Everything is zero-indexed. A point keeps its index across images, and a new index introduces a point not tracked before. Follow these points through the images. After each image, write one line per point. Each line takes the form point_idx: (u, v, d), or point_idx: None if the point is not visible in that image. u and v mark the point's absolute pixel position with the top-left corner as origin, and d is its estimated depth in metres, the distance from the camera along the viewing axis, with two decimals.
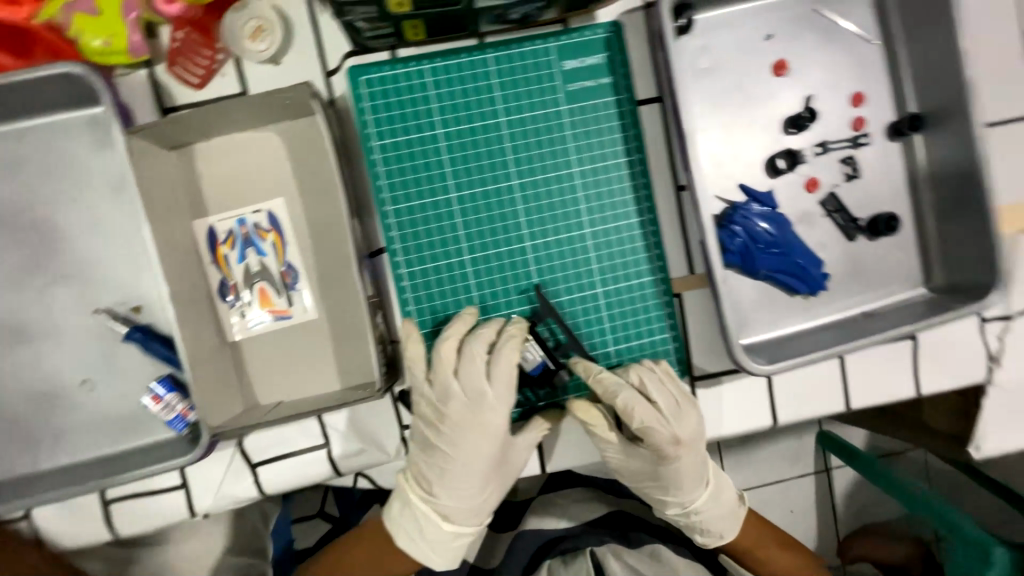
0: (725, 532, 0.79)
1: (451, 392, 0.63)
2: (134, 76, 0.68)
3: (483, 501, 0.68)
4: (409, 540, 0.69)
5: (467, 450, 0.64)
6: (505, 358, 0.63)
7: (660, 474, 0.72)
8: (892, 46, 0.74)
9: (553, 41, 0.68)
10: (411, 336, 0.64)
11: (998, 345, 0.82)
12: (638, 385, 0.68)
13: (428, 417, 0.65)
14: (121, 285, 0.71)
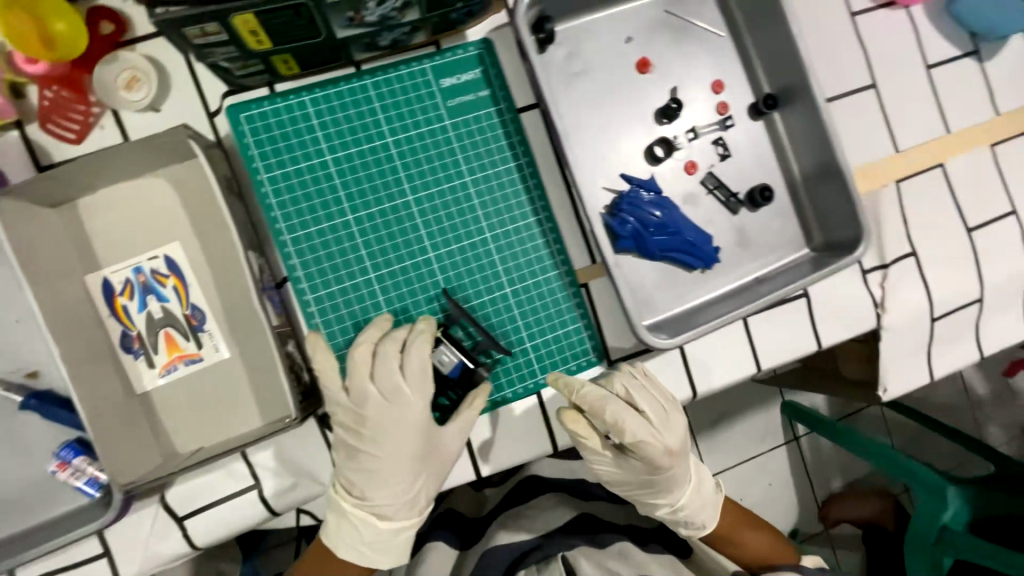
0: (708, 525, 0.82)
1: (367, 395, 0.65)
2: (3, 138, 0.67)
3: (415, 494, 0.69)
4: (350, 549, 0.69)
5: (391, 448, 0.66)
6: (415, 355, 0.65)
7: (650, 479, 0.75)
8: (741, 38, 0.82)
9: (426, 62, 0.72)
10: (317, 346, 0.64)
11: (881, 293, 0.89)
12: (625, 395, 0.71)
13: (348, 423, 0.66)
14: (13, 352, 0.68)
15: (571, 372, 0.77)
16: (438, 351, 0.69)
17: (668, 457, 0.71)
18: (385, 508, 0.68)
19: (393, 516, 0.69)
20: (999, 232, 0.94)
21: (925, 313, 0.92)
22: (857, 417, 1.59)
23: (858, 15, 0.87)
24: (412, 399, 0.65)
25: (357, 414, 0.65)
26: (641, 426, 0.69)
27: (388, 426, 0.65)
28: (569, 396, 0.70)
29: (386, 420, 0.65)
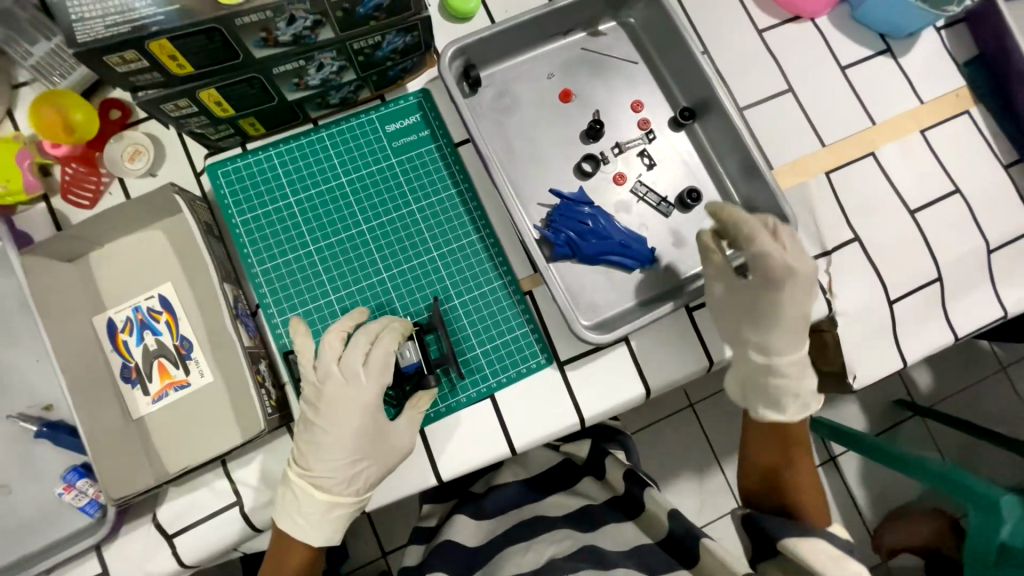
0: (792, 412, 0.78)
1: (329, 375, 0.72)
2: (32, 210, 0.82)
3: (356, 473, 0.72)
4: (290, 520, 0.71)
5: (340, 424, 0.71)
6: (380, 347, 0.72)
7: (765, 313, 0.76)
8: (653, 63, 0.92)
9: (373, 112, 0.85)
10: (297, 330, 0.73)
11: (827, 279, 0.90)
12: (773, 229, 0.77)
13: (309, 397, 0.73)
14: (33, 389, 0.79)
15: (523, 373, 0.81)
16: (406, 342, 0.77)
17: (785, 286, 0.74)
18: (326, 480, 0.71)
19: (332, 490, 0.72)
20: (948, 210, 0.96)
21: (881, 296, 0.91)
22: (901, 426, 1.56)
23: (765, 32, 0.96)
24: (368, 386, 0.72)
25: (318, 389, 0.72)
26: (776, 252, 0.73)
27: (346, 407, 0.71)
28: (717, 215, 0.78)
29: (345, 404, 0.71)
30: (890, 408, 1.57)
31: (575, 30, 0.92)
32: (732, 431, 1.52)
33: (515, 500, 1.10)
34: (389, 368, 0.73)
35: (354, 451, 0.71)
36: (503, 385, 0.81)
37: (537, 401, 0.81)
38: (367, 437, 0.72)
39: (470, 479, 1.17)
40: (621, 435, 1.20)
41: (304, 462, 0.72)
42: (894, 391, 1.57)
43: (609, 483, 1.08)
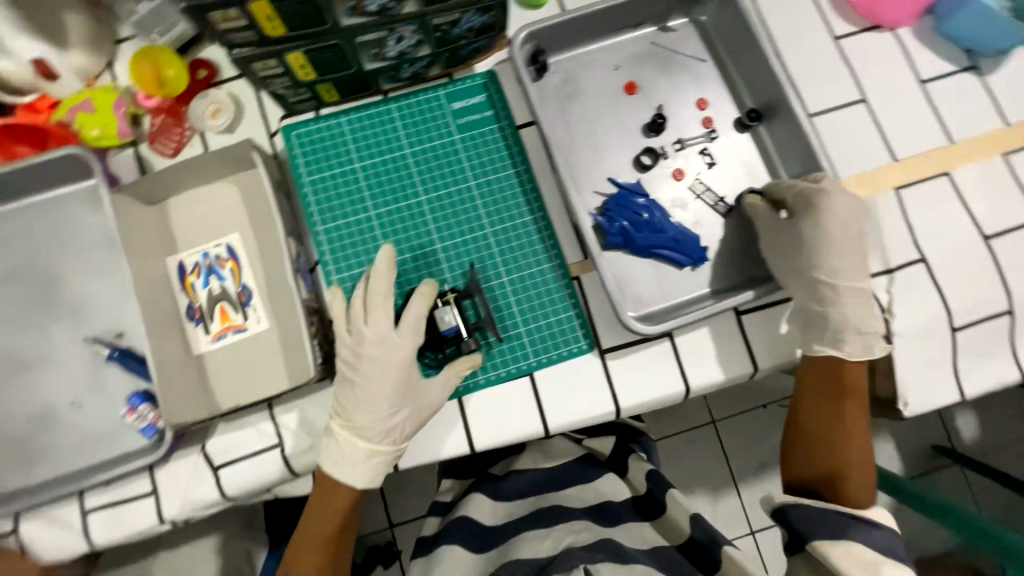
0: (853, 351, 0.77)
1: (363, 336, 0.75)
2: (122, 154, 0.88)
3: (393, 425, 0.75)
4: (336, 467, 0.75)
5: (377, 382, 0.74)
6: (413, 309, 0.76)
7: (822, 246, 0.78)
8: (723, 62, 0.91)
9: (441, 89, 0.87)
10: (335, 298, 0.77)
11: (885, 299, 0.88)
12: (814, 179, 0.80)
13: (346, 357, 0.76)
14: (108, 317, 0.86)
15: (563, 356, 0.83)
16: (444, 309, 0.79)
17: (825, 211, 0.77)
18: (365, 430, 0.75)
19: (371, 439, 0.75)
20: None
21: (938, 323, 0.88)
22: (935, 472, 1.49)
23: (842, 39, 0.93)
24: (403, 343, 0.75)
25: (356, 351, 0.75)
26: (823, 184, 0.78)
27: (381, 367, 0.74)
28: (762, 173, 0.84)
29: (383, 365, 0.74)
30: (927, 452, 1.50)
31: (645, 24, 0.91)
32: (753, 452, 1.48)
33: (534, 487, 1.10)
34: (422, 328, 0.77)
35: (390, 403, 0.74)
36: (541, 365, 0.83)
37: (571, 383, 0.83)
38: (406, 398, 0.75)
39: (491, 460, 1.17)
40: (644, 437, 1.19)
41: (346, 415, 0.76)
42: (933, 434, 1.50)
43: (631, 484, 1.10)
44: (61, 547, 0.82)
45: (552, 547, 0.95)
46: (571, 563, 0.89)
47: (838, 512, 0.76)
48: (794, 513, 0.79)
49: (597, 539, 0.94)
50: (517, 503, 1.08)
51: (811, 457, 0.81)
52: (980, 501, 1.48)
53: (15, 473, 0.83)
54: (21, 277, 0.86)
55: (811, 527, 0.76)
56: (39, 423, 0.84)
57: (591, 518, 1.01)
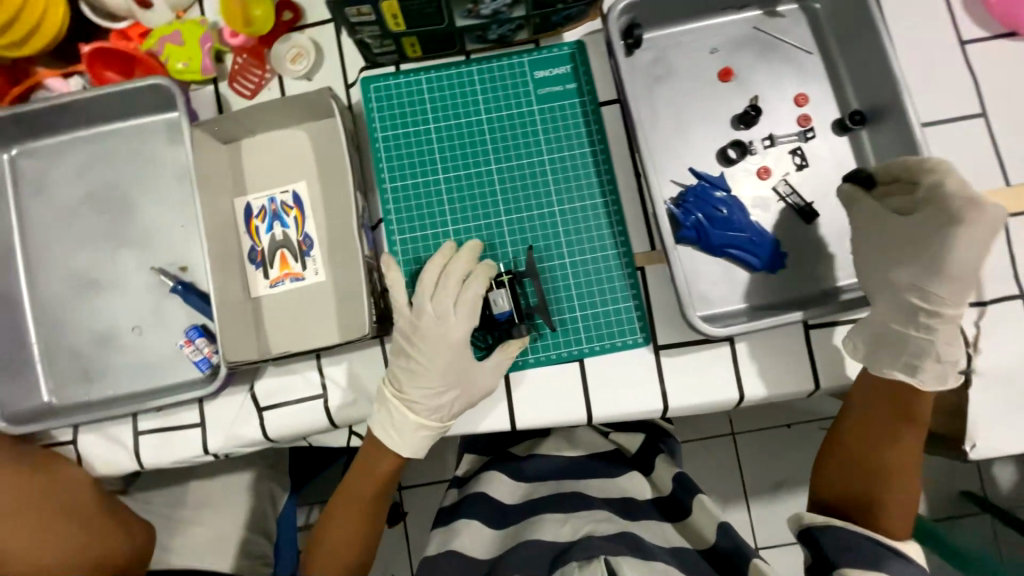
0: (927, 380, 0.71)
1: (423, 310, 0.76)
2: (203, 90, 0.89)
3: (442, 404, 0.77)
4: (386, 434, 0.78)
5: (434, 360, 0.75)
6: (473, 289, 0.76)
7: (929, 254, 0.69)
8: (830, 56, 0.84)
9: (525, 56, 0.84)
10: (390, 267, 0.77)
11: (975, 332, 0.81)
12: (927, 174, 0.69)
13: (404, 329, 0.77)
14: (173, 249, 0.88)
15: (617, 347, 0.80)
16: (498, 291, 0.78)
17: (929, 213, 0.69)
18: (416, 405, 0.76)
19: (421, 413, 0.77)
20: None
21: None
22: (961, 520, 1.36)
23: (968, 44, 0.84)
24: (459, 323, 0.76)
25: (414, 325, 0.76)
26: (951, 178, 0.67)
27: (438, 346, 0.75)
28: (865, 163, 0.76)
29: (440, 344, 0.75)
30: (954, 497, 1.37)
31: (750, 7, 0.85)
32: (770, 470, 1.39)
33: (557, 473, 1.07)
34: (479, 310, 0.78)
35: (442, 381, 0.75)
36: (593, 353, 0.80)
37: (619, 377, 0.80)
38: (458, 376, 0.76)
39: (514, 439, 1.15)
40: (670, 438, 1.14)
41: (398, 385, 0.76)
42: (964, 480, 1.37)
43: (654, 483, 1.06)
44: (112, 463, 0.86)
45: (571, 533, 0.92)
46: (591, 553, 0.84)
47: (870, 540, 0.72)
48: (826, 538, 0.74)
49: (619, 532, 0.90)
50: (537, 485, 1.06)
51: (849, 479, 0.77)
52: (1007, 561, 1.33)
53: (79, 386, 0.87)
54: (99, 202, 0.89)
55: (843, 554, 0.72)
56: (103, 342, 0.87)
57: (613, 510, 0.98)
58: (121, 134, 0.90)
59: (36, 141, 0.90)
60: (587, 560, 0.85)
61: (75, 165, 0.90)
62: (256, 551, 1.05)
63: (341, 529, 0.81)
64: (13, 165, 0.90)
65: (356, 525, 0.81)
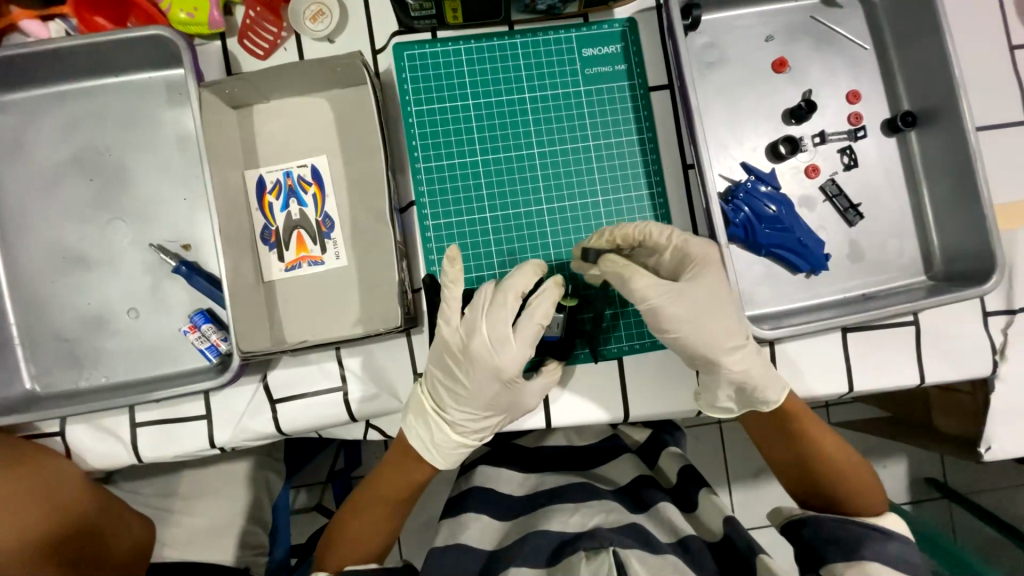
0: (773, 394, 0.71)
1: (476, 331, 0.68)
2: (209, 46, 0.79)
3: (484, 425, 0.74)
4: (422, 448, 0.74)
5: (481, 386, 0.70)
6: (532, 318, 0.69)
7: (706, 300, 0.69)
8: (885, 52, 0.81)
9: (573, 32, 0.79)
10: (456, 261, 0.70)
11: (1001, 340, 0.81)
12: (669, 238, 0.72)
13: (454, 350, 0.69)
14: (175, 225, 0.79)
15: (655, 346, 0.79)
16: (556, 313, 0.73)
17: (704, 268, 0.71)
18: (459, 423, 0.73)
19: (462, 431, 0.74)
20: None
21: None
22: (919, 503, 1.33)
23: (1017, 49, 0.82)
24: (514, 352, 0.68)
25: (465, 349, 0.69)
26: (684, 238, 0.71)
27: (488, 374, 0.69)
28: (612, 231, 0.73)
29: (490, 370, 0.69)
30: (920, 483, 1.33)
31: None
32: (752, 456, 1.34)
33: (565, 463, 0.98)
34: (537, 339, 0.70)
35: (487, 406, 0.72)
36: (634, 351, 0.79)
37: (655, 379, 0.78)
38: (503, 400, 0.71)
39: (519, 429, 1.04)
40: (676, 429, 1.06)
41: (442, 400, 0.72)
42: (929, 467, 1.34)
43: (661, 474, 0.96)
44: (107, 456, 0.79)
45: (580, 523, 0.82)
46: (599, 542, 0.74)
47: (848, 521, 0.69)
48: (806, 530, 0.71)
49: (629, 525, 0.79)
50: (544, 476, 0.95)
51: (793, 485, 0.77)
52: (961, 542, 1.32)
53: (67, 372, 0.79)
54: (87, 167, 0.79)
55: (828, 545, 0.68)
56: (94, 324, 0.79)
57: (624, 504, 0.87)
58: (113, 90, 0.79)
59: (11, 95, 0.79)
60: (595, 549, 0.74)
61: (57, 124, 0.79)
62: (253, 542, 0.98)
63: (358, 531, 0.76)
64: None
65: (375, 529, 0.76)
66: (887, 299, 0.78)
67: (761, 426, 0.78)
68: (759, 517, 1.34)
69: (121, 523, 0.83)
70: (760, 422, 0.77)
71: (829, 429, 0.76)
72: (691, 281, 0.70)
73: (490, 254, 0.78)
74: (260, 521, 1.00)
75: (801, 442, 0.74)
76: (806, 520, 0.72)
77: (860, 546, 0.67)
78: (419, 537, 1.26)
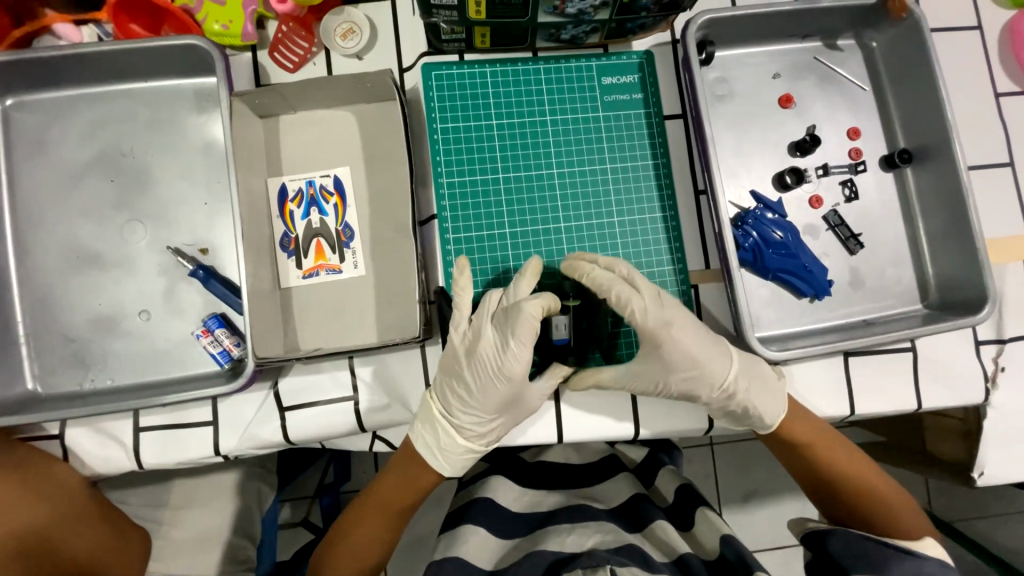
0: (770, 414, 0.73)
1: (483, 334, 0.70)
2: (240, 56, 0.81)
3: (489, 430, 0.74)
4: (429, 454, 0.75)
5: (489, 390, 0.71)
6: (528, 313, 0.67)
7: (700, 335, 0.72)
8: (883, 93, 0.87)
9: (594, 61, 0.83)
10: (464, 270, 0.71)
11: (993, 369, 0.84)
12: (622, 301, 0.70)
13: (464, 352, 0.71)
14: (194, 229, 0.80)
15: None
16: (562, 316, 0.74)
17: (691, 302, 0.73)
18: (466, 428, 0.73)
19: (469, 436, 0.75)
20: None
21: None
22: None
23: (1002, 96, 0.88)
24: (520, 352, 0.69)
25: (472, 351, 0.70)
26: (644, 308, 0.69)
27: (495, 378, 0.70)
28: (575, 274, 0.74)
29: (495, 374, 0.70)
30: None
31: (812, 37, 0.87)
32: (745, 479, 1.36)
33: (568, 476, 0.98)
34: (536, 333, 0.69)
35: (494, 410, 0.72)
36: None
37: (663, 399, 0.81)
38: (510, 404, 0.72)
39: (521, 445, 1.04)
40: (673, 450, 1.07)
41: (448, 405, 0.73)
42: (917, 496, 1.35)
43: (658, 492, 0.97)
44: (107, 462, 0.78)
45: (578, 543, 0.80)
46: (597, 560, 0.72)
47: (877, 541, 0.70)
48: (831, 541, 0.72)
49: (624, 545, 0.78)
50: (546, 495, 0.94)
51: (826, 508, 0.78)
52: None
53: (71, 373, 0.77)
54: (110, 168, 0.79)
55: (853, 558, 0.69)
56: (103, 325, 0.78)
57: (620, 524, 0.85)
58: (140, 94, 0.81)
59: (38, 93, 0.80)
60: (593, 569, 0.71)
61: (82, 125, 0.80)
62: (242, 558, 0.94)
63: (355, 543, 0.75)
64: (5, 118, 0.79)
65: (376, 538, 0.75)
66: (884, 327, 0.82)
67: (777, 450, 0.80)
68: (751, 541, 1.34)
69: (129, 535, 0.81)
70: (774, 446, 0.80)
71: (848, 446, 0.78)
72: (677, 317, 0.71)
73: (507, 267, 0.80)
74: (249, 536, 0.96)
75: (819, 460, 0.76)
76: (832, 531, 0.73)
77: (887, 565, 0.67)
78: (410, 556, 1.23)
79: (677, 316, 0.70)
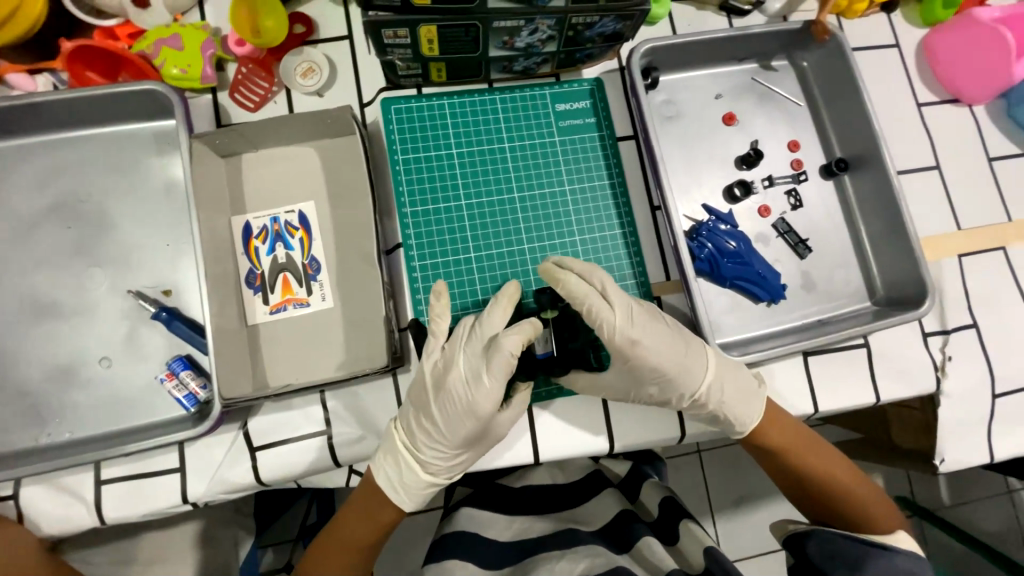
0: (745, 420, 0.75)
1: (455, 364, 0.70)
2: (199, 99, 0.82)
3: (453, 464, 0.74)
4: (390, 489, 0.73)
5: (452, 425, 0.70)
6: (505, 348, 0.68)
7: (673, 348, 0.72)
8: (817, 108, 0.94)
9: (547, 89, 0.87)
10: (441, 296, 0.73)
11: (942, 358, 0.89)
12: (593, 314, 0.71)
13: (434, 381, 0.71)
14: (156, 270, 0.79)
15: None
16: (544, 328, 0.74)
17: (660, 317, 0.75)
18: (431, 463, 0.73)
19: (432, 471, 0.74)
20: None
21: (984, 387, 0.89)
22: None
23: (923, 105, 0.96)
24: (490, 389, 0.68)
25: (442, 381, 0.70)
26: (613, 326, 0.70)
27: (462, 414, 0.69)
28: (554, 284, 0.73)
29: (461, 410, 0.69)
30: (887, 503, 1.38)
31: (749, 60, 0.94)
32: (729, 483, 1.37)
33: (552, 497, 0.97)
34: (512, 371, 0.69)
35: (457, 446, 0.71)
36: None
37: (636, 411, 0.83)
38: (473, 440, 0.71)
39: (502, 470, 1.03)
40: (656, 461, 1.08)
41: (413, 438, 0.72)
42: (895, 486, 1.39)
43: (643, 507, 0.97)
44: (67, 520, 0.74)
45: (568, 570, 0.79)
46: None
47: (855, 538, 0.72)
48: (809, 544, 0.74)
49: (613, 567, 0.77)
50: (529, 518, 0.93)
51: (815, 514, 0.79)
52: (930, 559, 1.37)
53: (25, 428, 0.74)
54: (66, 214, 0.78)
55: (830, 560, 0.71)
56: (61, 376, 0.75)
57: (607, 546, 0.85)
58: (97, 139, 0.80)
59: None
60: None
61: (36, 173, 0.79)
62: None
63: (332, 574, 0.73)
64: None
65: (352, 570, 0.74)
66: (837, 326, 0.86)
67: (766, 460, 0.81)
68: (740, 545, 1.34)
69: None
70: (766, 456, 0.80)
71: (829, 449, 0.80)
72: (649, 329, 0.72)
73: (474, 289, 0.81)
74: None
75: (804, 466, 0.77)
76: (810, 533, 0.74)
77: (863, 564, 0.69)
78: None
79: (647, 330, 0.71)
